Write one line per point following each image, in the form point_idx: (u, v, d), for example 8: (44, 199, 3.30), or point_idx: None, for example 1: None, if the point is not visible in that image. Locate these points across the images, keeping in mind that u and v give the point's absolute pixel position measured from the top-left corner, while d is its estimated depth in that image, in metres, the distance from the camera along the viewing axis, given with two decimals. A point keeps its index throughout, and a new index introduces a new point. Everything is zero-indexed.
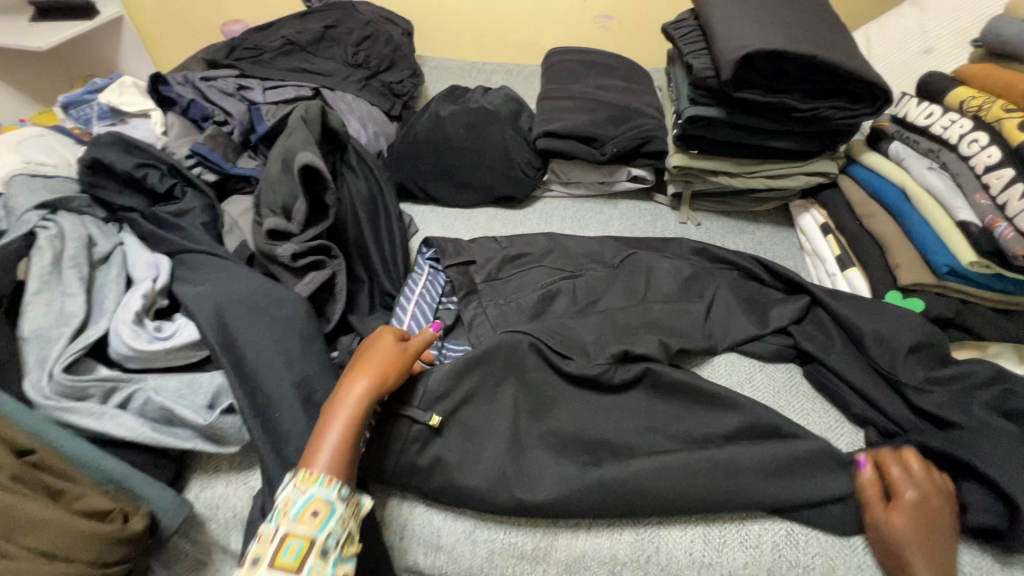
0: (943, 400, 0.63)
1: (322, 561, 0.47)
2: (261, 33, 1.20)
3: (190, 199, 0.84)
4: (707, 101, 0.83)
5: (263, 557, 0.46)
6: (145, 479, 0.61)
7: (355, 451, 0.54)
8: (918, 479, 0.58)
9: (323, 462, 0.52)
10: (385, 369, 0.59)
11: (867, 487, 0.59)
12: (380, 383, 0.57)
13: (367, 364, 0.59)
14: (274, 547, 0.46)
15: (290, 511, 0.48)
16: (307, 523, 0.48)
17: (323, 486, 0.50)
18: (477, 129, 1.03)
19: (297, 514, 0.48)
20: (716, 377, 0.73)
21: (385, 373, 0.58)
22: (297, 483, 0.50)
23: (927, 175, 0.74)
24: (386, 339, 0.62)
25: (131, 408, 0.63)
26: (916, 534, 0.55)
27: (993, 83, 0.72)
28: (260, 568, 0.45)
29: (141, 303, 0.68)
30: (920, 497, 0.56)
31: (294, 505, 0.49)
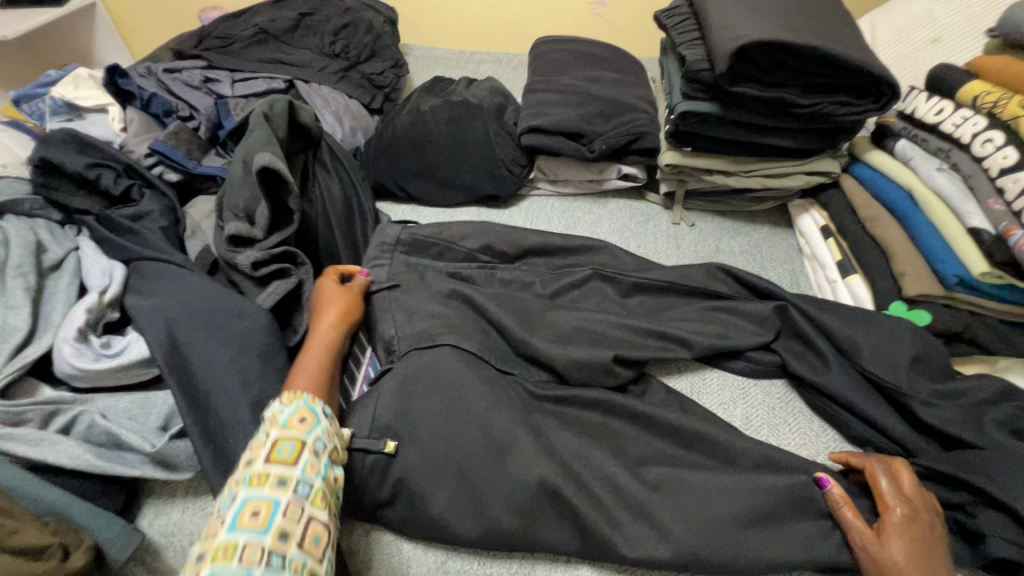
0: (950, 421, 0.59)
1: (316, 457, 0.50)
2: (232, 21, 1.14)
3: (148, 201, 0.79)
4: (700, 95, 0.77)
5: (257, 458, 0.49)
6: (89, 509, 0.56)
7: (329, 378, 0.60)
8: (905, 493, 0.54)
9: (304, 386, 0.57)
10: (341, 309, 0.67)
11: (845, 505, 0.54)
12: (344, 325, 0.66)
13: (325, 308, 0.67)
14: (266, 450, 0.49)
15: (278, 420, 0.51)
16: (297, 428, 0.51)
17: (308, 399, 0.54)
18: (459, 124, 0.98)
19: (286, 421, 0.51)
20: (706, 394, 0.69)
21: (347, 309, 0.67)
22: (283, 398, 0.54)
23: (936, 176, 0.69)
24: (339, 279, 0.72)
25: (75, 432, 0.59)
26: (912, 556, 0.49)
27: (1009, 76, 0.67)
28: (255, 466, 0.48)
29: (87, 317, 0.63)
30: (908, 511, 0.52)
31: (283, 415, 0.52)
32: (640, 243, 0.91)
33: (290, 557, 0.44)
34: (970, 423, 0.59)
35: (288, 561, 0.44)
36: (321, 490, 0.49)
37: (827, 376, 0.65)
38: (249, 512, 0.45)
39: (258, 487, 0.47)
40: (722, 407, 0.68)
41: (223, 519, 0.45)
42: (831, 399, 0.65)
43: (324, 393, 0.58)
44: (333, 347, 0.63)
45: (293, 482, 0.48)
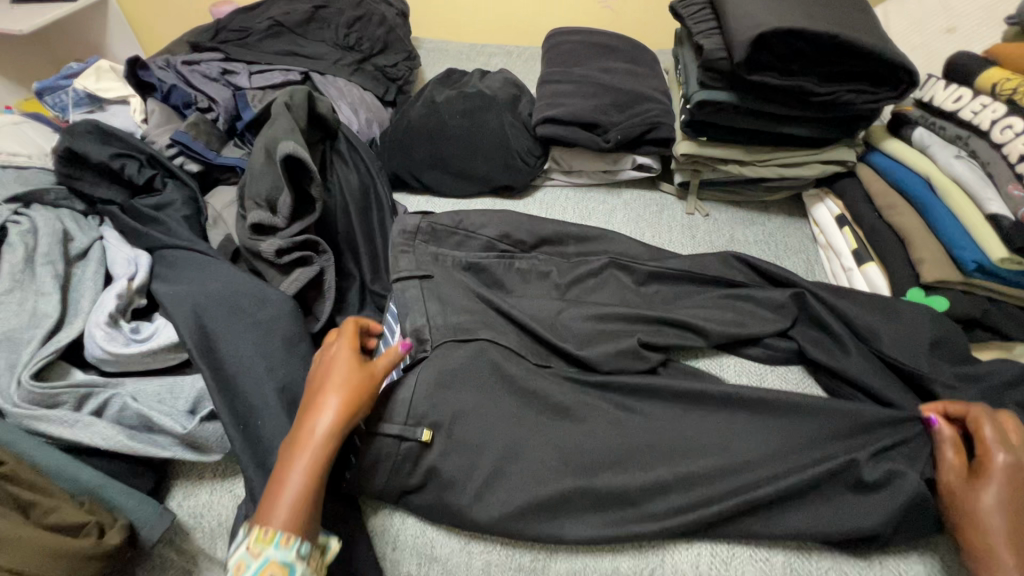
0: (969, 404, 0.60)
1: None
2: (246, 14, 1.14)
3: (171, 191, 0.80)
4: (717, 84, 0.77)
5: None
6: (123, 489, 0.58)
7: (318, 497, 0.50)
8: (1011, 441, 0.55)
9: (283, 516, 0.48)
10: (347, 399, 0.54)
11: (949, 449, 0.56)
12: (348, 419, 0.53)
13: (328, 393, 0.54)
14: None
15: None
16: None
17: (279, 548, 0.46)
18: (475, 116, 0.99)
19: None
20: (723, 380, 0.70)
21: (350, 401, 0.54)
22: (250, 544, 0.46)
23: (954, 164, 0.70)
24: (346, 353, 0.57)
25: (107, 414, 0.60)
26: (1003, 503, 0.51)
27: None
28: None
29: (117, 303, 0.64)
30: (1014, 458, 0.53)
31: (248, 570, 0.45)
32: (655, 233, 0.91)
33: None
34: (988, 406, 0.59)
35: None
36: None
37: (844, 362, 0.66)
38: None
39: None
40: None
41: None
42: (848, 384, 0.66)
43: (306, 526, 0.48)
44: (327, 454, 0.51)
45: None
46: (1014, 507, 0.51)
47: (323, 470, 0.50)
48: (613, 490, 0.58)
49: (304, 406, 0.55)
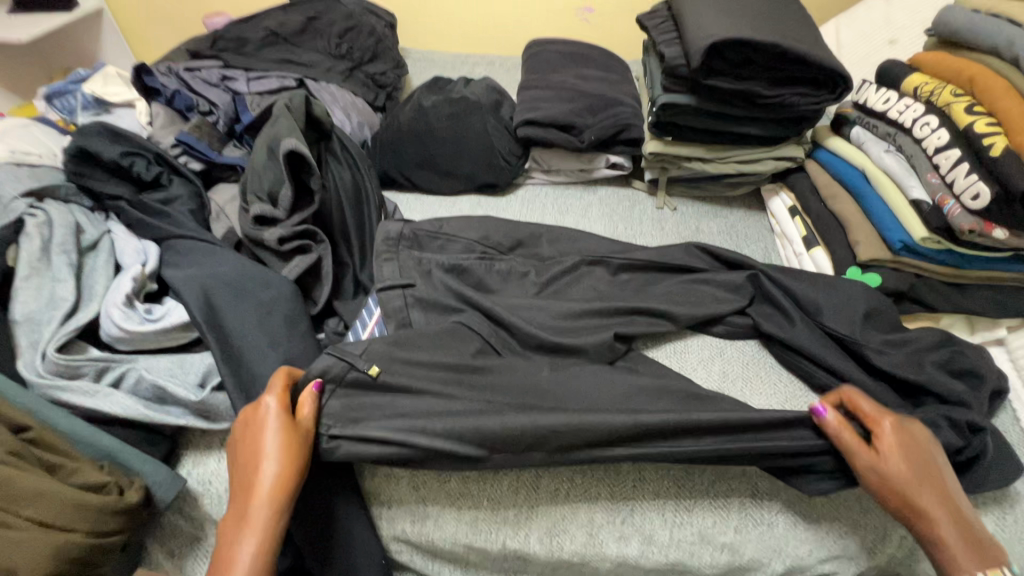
0: (897, 366, 0.68)
1: None
2: (243, 25, 1.21)
3: (176, 187, 0.86)
4: (678, 88, 0.86)
5: None
6: (138, 454, 0.63)
7: (270, 570, 0.55)
8: (884, 410, 0.59)
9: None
10: (286, 471, 0.56)
11: (845, 429, 0.58)
12: (290, 489, 0.56)
13: (260, 464, 0.56)
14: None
15: None
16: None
17: None
18: (460, 118, 1.06)
19: None
20: (687, 353, 0.78)
21: (283, 485, 0.56)
22: None
23: (885, 158, 0.79)
24: (274, 428, 0.57)
25: (124, 387, 0.65)
26: (912, 467, 0.56)
27: (942, 67, 0.77)
28: None
29: (131, 286, 0.69)
30: (895, 425, 0.58)
31: None
32: (627, 226, 0.99)
33: None
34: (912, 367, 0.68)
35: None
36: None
37: (792, 332, 0.73)
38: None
39: None
40: (702, 363, 0.76)
41: None
42: (794, 353, 0.74)
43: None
44: (271, 529, 0.55)
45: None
46: (915, 479, 0.55)
47: (270, 553, 0.54)
48: None
49: (239, 474, 0.57)
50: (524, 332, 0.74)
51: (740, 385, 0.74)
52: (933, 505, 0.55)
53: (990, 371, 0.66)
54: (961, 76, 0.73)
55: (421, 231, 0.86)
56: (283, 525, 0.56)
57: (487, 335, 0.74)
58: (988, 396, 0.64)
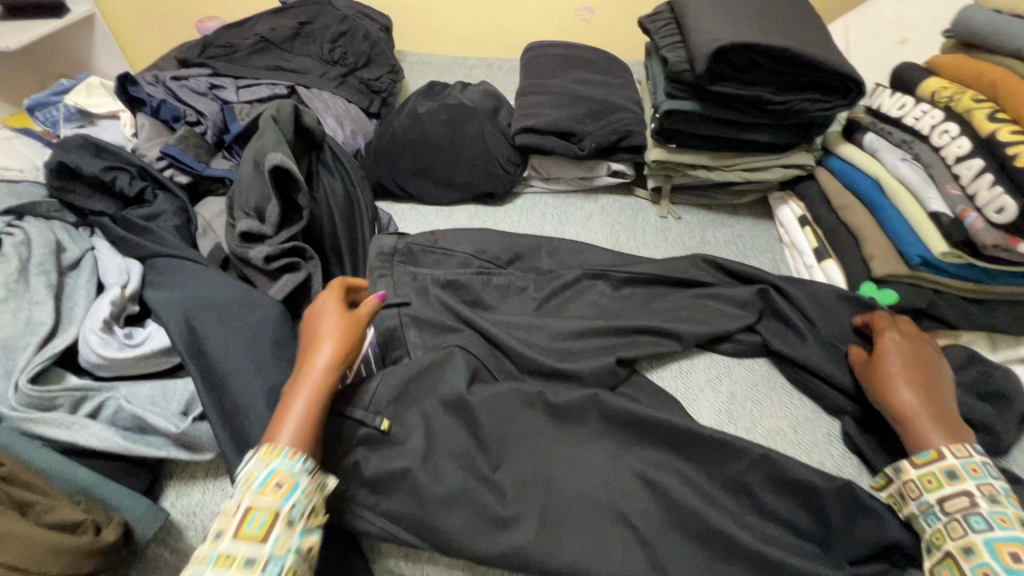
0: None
1: (288, 531, 0.48)
2: (233, 31, 1.18)
3: (161, 202, 0.83)
4: (682, 94, 0.82)
5: (227, 531, 0.47)
6: (117, 488, 0.60)
7: (322, 420, 0.56)
8: (905, 331, 0.66)
9: (289, 431, 0.54)
10: (341, 339, 0.60)
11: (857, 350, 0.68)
12: (344, 359, 0.60)
13: (323, 335, 0.61)
14: (239, 519, 0.48)
15: (252, 486, 0.49)
16: (271, 494, 0.49)
17: (285, 459, 0.51)
18: (456, 125, 1.03)
19: (260, 488, 0.49)
20: (693, 373, 0.74)
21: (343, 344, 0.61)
22: (259, 459, 0.51)
23: (900, 166, 0.75)
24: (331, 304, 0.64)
25: (102, 417, 0.62)
26: (903, 364, 0.62)
27: (961, 70, 0.73)
28: (224, 542, 0.47)
29: (109, 309, 0.66)
30: (903, 339, 0.64)
31: (257, 479, 0.50)
32: (630, 236, 0.96)
33: None
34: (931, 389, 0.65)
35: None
36: (290, 567, 0.47)
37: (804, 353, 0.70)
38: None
39: (223, 569, 0.45)
40: (709, 384, 0.73)
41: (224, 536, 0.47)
42: (806, 374, 0.70)
43: (308, 443, 0.54)
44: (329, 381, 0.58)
45: (261, 562, 0.46)
46: (910, 379, 0.61)
47: (325, 398, 0.57)
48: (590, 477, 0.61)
49: (301, 353, 0.62)
50: (522, 352, 0.71)
51: (749, 407, 0.71)
52: (912, 398, 0.59)
53: (1017, 393, 0.62)
54: (981, 80, 0.70)
55: (417, 244, 0.83)
56: (338, 379, 0.59)
57: (484, 356, 0.71)
58: (1016, 420, 0.61)
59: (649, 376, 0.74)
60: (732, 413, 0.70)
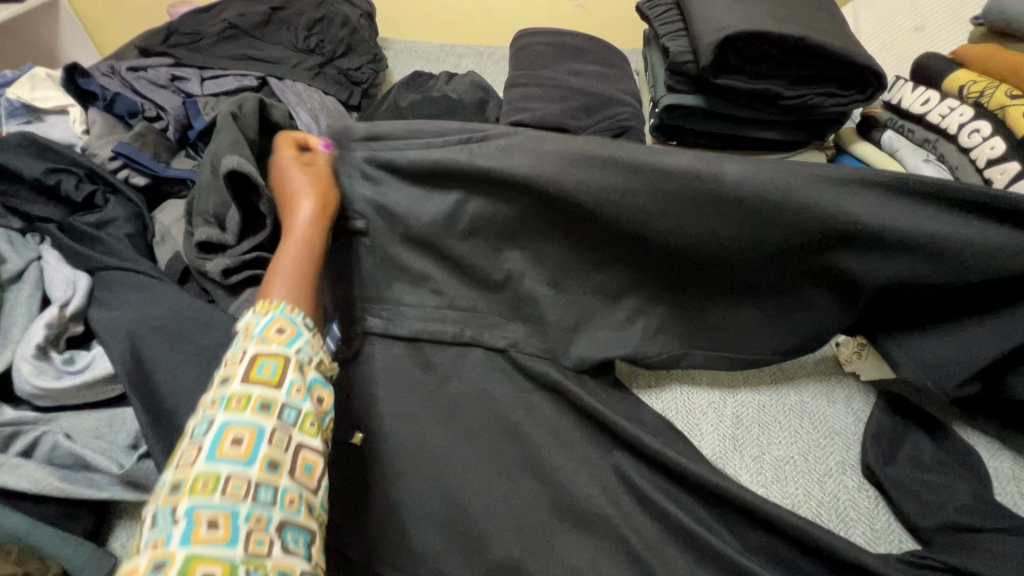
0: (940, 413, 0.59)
1: (302, 376, 0.42)
2: (199, 16, 1.09)
3: (113, 207, 0.75)
4: (684, 87, 0.75)
5: (233, 376, 0.39)
6: (53, 534, 0.54)
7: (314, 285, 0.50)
8: None
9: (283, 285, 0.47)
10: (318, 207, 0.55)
11: None
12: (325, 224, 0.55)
13: (298, 200, 0.55)
14: (245, 364, 0.40)
15: (254, 332, 0.42)
16: (275, 340, 0.42)
17: (286, 311, 0.44)
18: (440, 120, 0.95)
19: (260, 333, 0.42)
20: (696, 392, 0.69)
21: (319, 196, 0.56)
22: (257, 310, 0.44)
23: (923, 168, 0.69)
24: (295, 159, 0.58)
25: (37, 454, 0.56)
26: None
27: (992, 63, 0.67)
28: (231, 385, 0.39)
29: (45, 333, 0.60)
30: None
31: (257, 326, 0.43)
32: None
33: (283, 488, 0.37)
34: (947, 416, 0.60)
35: (282, 493, 0.37)
36: (308, 416, 0.41)
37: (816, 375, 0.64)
38: (205, 523, 0.33)
39: (235, 412, 0.38)
40: (713, 407, 0.67)
41: (199, 447, 0.36)
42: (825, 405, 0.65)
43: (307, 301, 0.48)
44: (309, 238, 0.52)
45: (278, 407, 0.39)
46: None
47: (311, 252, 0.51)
48: (583, 519, 0.55)
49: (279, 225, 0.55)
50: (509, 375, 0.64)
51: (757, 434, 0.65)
52: None
53: None
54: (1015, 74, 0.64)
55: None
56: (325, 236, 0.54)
57: None
58: None
59: (645, 396, 0.68)
60: (739, 439, 0.65)
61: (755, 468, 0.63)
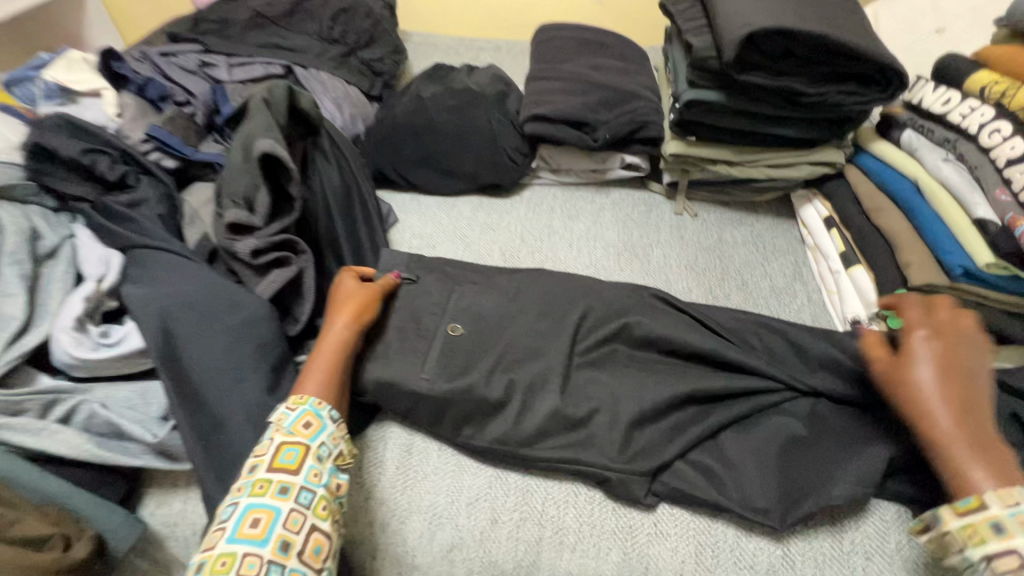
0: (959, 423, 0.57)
1: None
2: (227, 4, 1.10)
3: (144, 187, 0.77)
4: (706, 83, 0.76)
5: None
6: (89, 499, 0.56)
7: (343, 374, 0.59)
8: None
9: (316, 384, 0.56)
10: (358, 303, 0.64)
11: None
12: (360, 322, 0.63)
13: (341, 301, 0.64)
14: None
15: (284, 425, 0.52)
16: None
17: (314, 404, 0.54)
18: (461, 111, 0.96)
19: (290, 426, 0.52)
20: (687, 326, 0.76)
21: (358, 317, 0.63)
22: (288, 405, 0.54)
23: (942, 167, 0.70)
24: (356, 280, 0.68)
25: (75, 422, 0.58)
26: None
27: (945, 389, 0.52)
28: None
29: (82, 306, 0.62)
30: None
31: (288, 419, 0.52)
32: (643, 235, 0.90)
33: None
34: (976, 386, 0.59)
35: None
36: None
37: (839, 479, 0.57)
38: None
39: None
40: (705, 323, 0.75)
41: None
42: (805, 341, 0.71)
43: (334, 394, 0.57)
44: (345, 354, 0.60)
45: None
46: None
47: (346, 353, 0.60)
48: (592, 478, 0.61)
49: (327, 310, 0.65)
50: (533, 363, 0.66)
51: (774, 451, 0.61)
52: None
53: None
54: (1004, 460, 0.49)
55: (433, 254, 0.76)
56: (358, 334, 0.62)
57: (489, 359, 0.66)
58: None
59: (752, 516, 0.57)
60: (749, 421, 0.64)
61: (751, 551, 0.58)
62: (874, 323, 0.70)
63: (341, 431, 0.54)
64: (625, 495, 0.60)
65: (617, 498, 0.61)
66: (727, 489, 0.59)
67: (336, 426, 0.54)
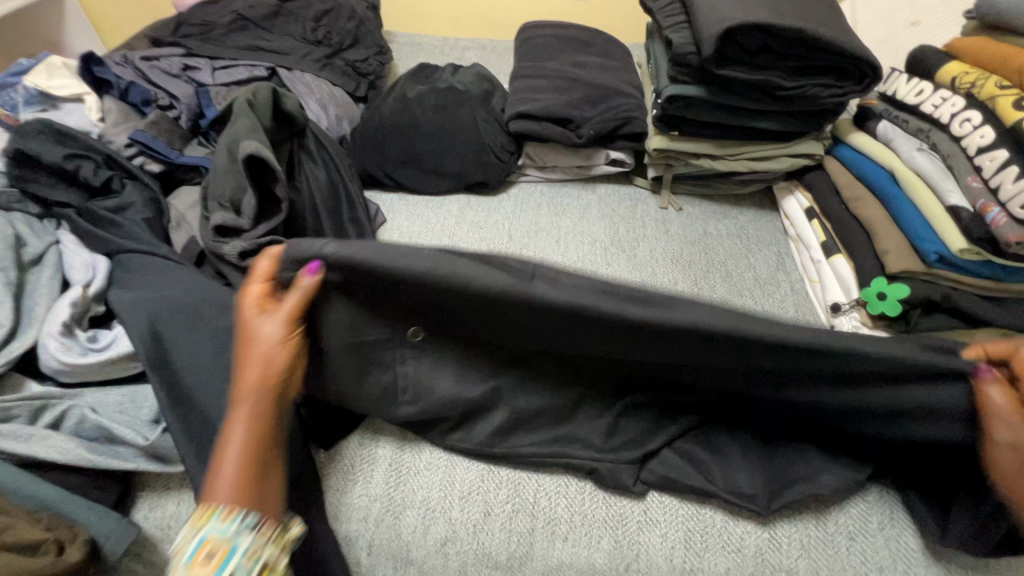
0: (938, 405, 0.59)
1: None
2: (208, 7, 1.10)
3: (130, 193, 0.77)
4: (687, 78, 0.78)
5: None
6: (81, 503, 0.55)
7: (261, 465, 0.50)
8: None
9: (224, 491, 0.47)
10: (262, 369, 0.50)
11: None
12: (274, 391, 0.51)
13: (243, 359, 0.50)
14: None
15: (184, 560, 0.44)
16: None
17: (218, 522, 0.46)
18: (446, 110, 0.97)
19: (191, 559, 0.44)
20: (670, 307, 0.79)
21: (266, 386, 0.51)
22: (192, 523, 0.46)
23: (916, 157, 0.72)
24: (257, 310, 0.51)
25: (65, 427, 0.59)
26: None
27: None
28: None
29: (70, 312, 0.62)
30: None
31: (188, 550, 0.45)
32: (629, 230, 0.91)
33: None
34: None
35: None
36: None
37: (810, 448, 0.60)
38: None
39: None
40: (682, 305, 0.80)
41: None
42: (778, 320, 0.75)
43: (256, 496, 0.48)
44: (256, 441, 0.50)
45: None
46: None
47: (259, 441, 0.50)
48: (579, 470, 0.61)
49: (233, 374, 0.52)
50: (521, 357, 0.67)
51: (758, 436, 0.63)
52: None
53: None
54: None
55: None
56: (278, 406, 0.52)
57: None
58: None
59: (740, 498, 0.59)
60: None
61: (739, 535, 0.59)
62: (854, 310, 0.72)
63: (260, 538, 0.46)
64: (614, 484, 0.61)
65: (606, 488, 0.62)
66: (714, 475, 0.61)
67: (249, 540, 0.46)
